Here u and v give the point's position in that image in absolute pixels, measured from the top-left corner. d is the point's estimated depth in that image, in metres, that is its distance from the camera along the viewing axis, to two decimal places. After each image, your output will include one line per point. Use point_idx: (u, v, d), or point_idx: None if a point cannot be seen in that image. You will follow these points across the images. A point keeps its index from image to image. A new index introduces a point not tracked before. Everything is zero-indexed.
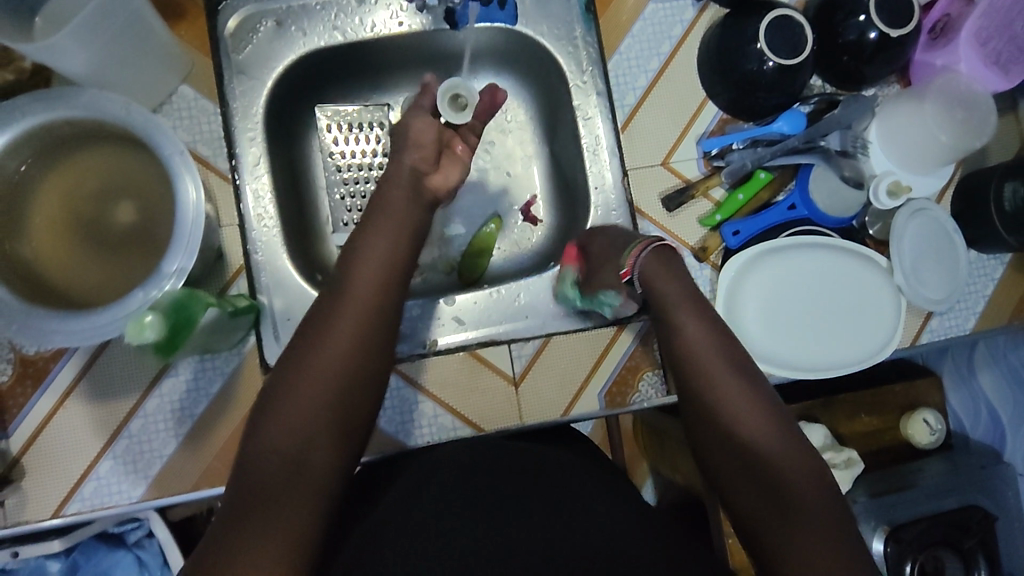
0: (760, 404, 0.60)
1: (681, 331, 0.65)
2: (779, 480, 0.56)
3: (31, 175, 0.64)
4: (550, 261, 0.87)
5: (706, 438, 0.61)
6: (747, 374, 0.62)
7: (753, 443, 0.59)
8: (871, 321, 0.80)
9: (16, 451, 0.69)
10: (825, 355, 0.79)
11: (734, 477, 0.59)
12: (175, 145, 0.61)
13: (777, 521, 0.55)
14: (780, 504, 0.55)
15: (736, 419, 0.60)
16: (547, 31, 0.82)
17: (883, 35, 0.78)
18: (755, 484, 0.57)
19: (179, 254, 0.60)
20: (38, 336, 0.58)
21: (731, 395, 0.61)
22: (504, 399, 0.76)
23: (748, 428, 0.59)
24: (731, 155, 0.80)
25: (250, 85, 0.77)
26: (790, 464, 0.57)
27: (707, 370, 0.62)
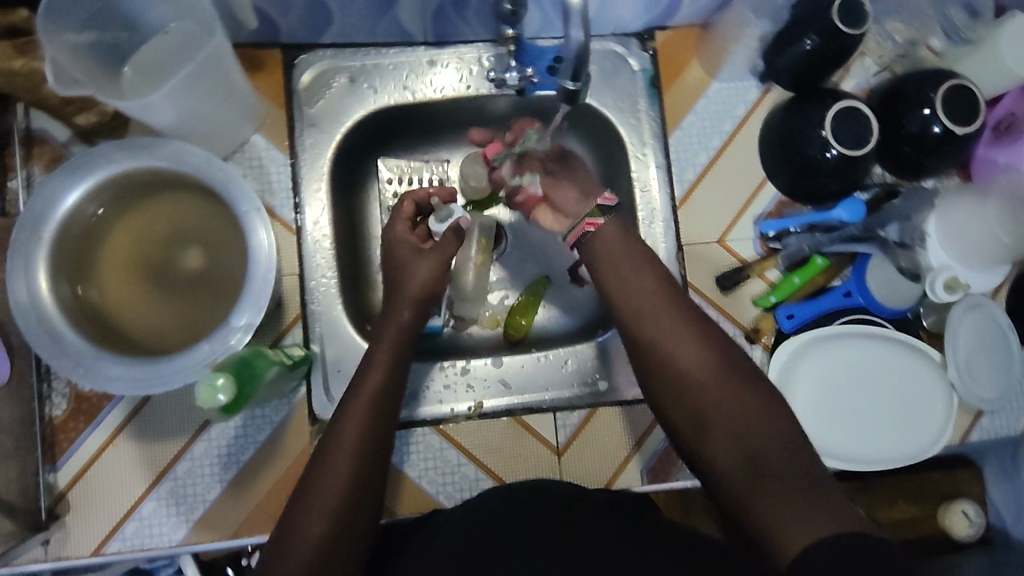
0: (722, 373, 0.62)
1: (636, 292, 0.68)
2: (755, 447, 0.57)
3: (108, 219, 0.65)
4: (599, 327, 0.88)
5: (679, 414, 0.62)
6: (711, 344, 0.64)
7: (721, 412, 0.60)
8: (911, 405, 0.79)
9: (64, 485, 0.70)
10: (865, 446, 0.78)
11: (712, 444, 0.59)
12: (250, 201, 0.63)
13: (749, 474, 0.56)
14: (759, 470, 0.55)
15: (705, 390, 0.61)
16: (610, 104, 0.83)
17: (949, 131, 0.78)
18: (722, 438, 0.58)
19: (246, 309, 0.61)
20: (102, 382, 0.59)
21: (691, 367, 0.62)
22: (547, 466, 0.76)
23: (715, 396, 0.60)
24: (788, 239, 0.80)
25: (320, 137, 0.79)
26: (763, 429, 0.58)
27: (648, 320, 0.65)
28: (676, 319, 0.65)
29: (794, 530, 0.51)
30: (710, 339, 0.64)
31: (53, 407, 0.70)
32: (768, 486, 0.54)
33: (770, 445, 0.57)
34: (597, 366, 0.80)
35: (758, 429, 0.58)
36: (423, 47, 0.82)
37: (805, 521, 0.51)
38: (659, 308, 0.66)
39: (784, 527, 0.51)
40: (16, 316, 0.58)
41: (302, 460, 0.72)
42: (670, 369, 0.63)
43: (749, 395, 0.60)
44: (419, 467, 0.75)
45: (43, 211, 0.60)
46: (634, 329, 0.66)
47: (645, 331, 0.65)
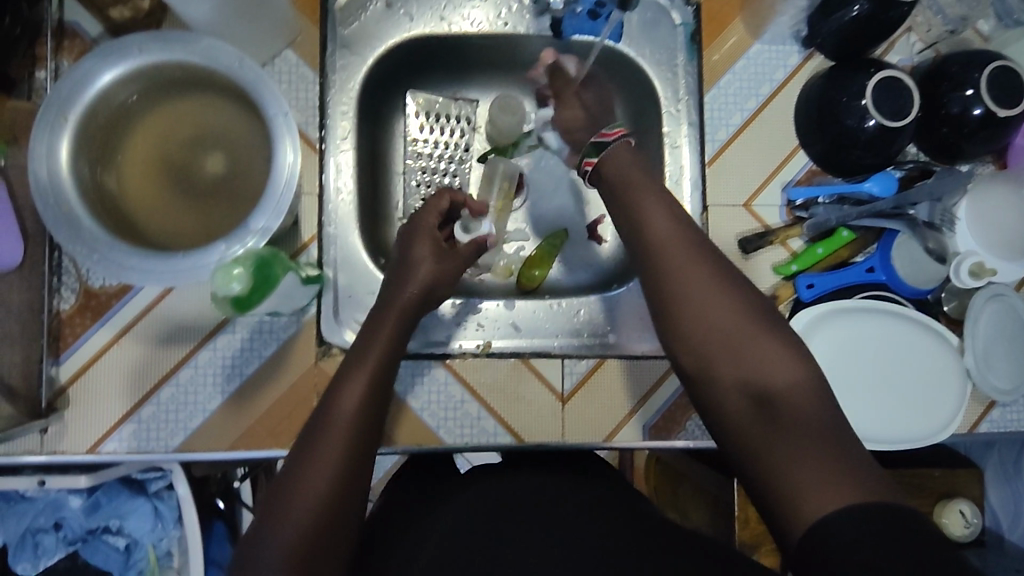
0: (742, 316, 0.59)
1: (661, 226, 0.64)
2: (774, 395, 0.56)
3: (136, 111, 0.64)
4: (613, 283, 0.87)
5: (692, 352, 0.60)
6: (733, 285, 0.61)
7: (740, 353, 0.58)
8: (928, 385, 0.78)
9: (65, 379, 0.69)
10: (879, 422, 0.77)
11: (720, 394, 0.58)
12: (280, 106, 0.61)
13: (763, 429, 0.55)
14: (775, 419, 0.55)
15: (724, 331, 0.59)
16: (648, 55, 0.82)
17: (990, 113, 0.76)
18: (739, 386, 0.57)
19: (266, 213, 0.60)
20: (115, 270, 0.58)
21: (712, 306, 0.60)
22: (550, 412, 0.76)
23: (734, 338, 0.58)
24: (815, 208, 0.79)
25: (352, 60, 0.78)
26: (783, 372, 0.57)
27: (673, 253, 0.62)
28: (701, 255, 0.62)
29: (812, 489, 0.51)
30: (729, 275, 0.62)
31: (61, 300, 0.70)
32: (783, 438, 0.54)
33: (789, 391, 0.56)
34: (608, 318, 0.80)
35: (777, 374, 0.56)
36: None
37: (826, 478, 0.51)
38: (684, 242, 0.63)
39: (802, 484, 0.51)
40: (36, 194, 0.57)
41: (305, 381, 0.72)
42: (687, 308, 0.60)
43: (770, 337, 0.58)
44: (422, 399, 0.74)
45: (71, 91, 0.59)
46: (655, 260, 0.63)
47: (667, 264, 0.62)
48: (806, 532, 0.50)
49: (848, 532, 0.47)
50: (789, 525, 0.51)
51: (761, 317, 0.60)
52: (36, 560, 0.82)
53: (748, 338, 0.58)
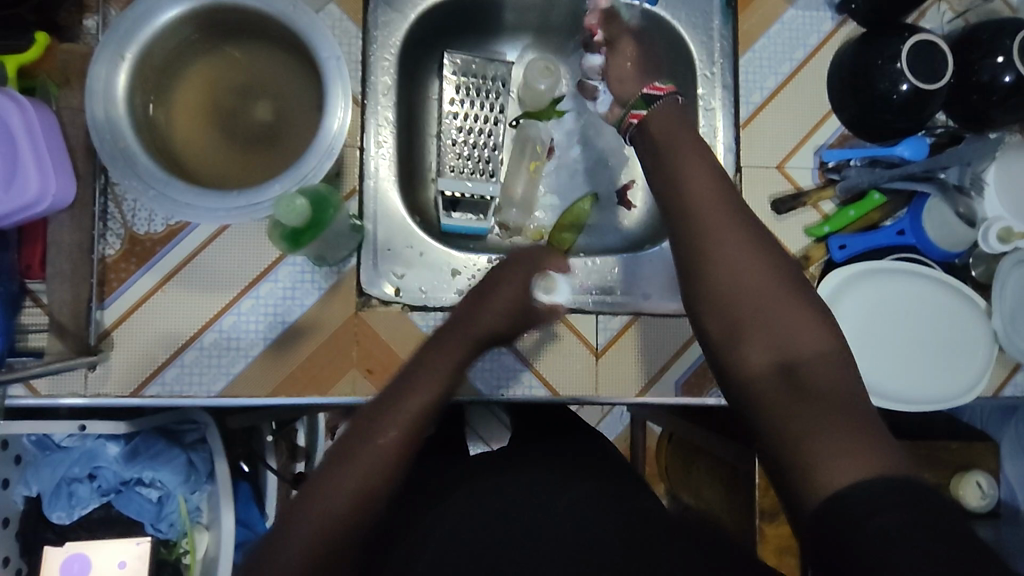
0: (776, 279, 0.57)
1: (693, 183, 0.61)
2: (799, 362, 0.53)
3: (189, 54, 0.65)
4: (646, 243, 0.87)
5: (722, 315, 0.57)
6: (768, 253, 0.58)
7: (770, 319, 0.55)
8: (948, 347, 0.79)
9: (110, 324, 0.70)
10: (897, 378, 0.78)
11: (745, 354, 0.55)
12: (333, 49, 0.62)
13: (784, 394, 0.52)
14: (800, 385, 0.52)
15: (755, 297, 0.56)
16: (684, 18, 0.83)
17: (1020, 78, 0.76)
18: (766, 348, 0.54)
19: (316, 154, 0.61)
20: (172, 206, 0.59)
21: (746, 270, 0.57)
22: (584, 367, 0.77)
23: (765, 304, 0.56)
24: (847, 171, 0.80)
25: (393, 16, 0.79)
26: (809, 341, 0.54)
27: (704, 211, 0.60)
28: (734, 220, 0.59)
29: (831, 457, 0.47)
30: (765, 244, 0.59)
31: (107, 246, 0.70)
32: (805, 405, 0.51)
33: (815, 360, 0.53)
34: (625, 279, 0.80)
35: (807, 343, 0.54)
36: None
37: (846, 447, 0.48)
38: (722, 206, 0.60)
39: (820, 450, 0.48)
40: (93, 130, 0.58)
41: (345, 330, 0.73)
42: (719, 270, 0.58)
43: (802, 308, 0.56)
44: None
45: (129, 30, 0.60)
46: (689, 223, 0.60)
47: (702, 227, 0.59)
48: (823, 498, 0.46)
49: (870, 498, 0.43)
50: (805, 491, 0.48)
51: (795, 289, 0.57)
52: (71, 510, 0.83)
53: (780, 303, 0.56)
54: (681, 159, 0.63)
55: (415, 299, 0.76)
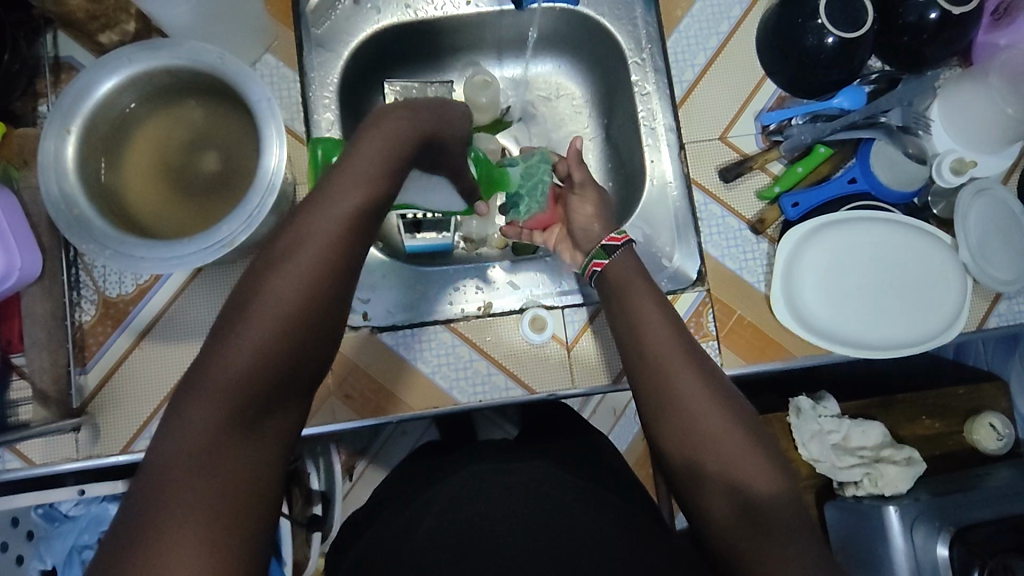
0: (729, 421, 0.59)
1: (642, 321, 0.65)
2: (753, 500, 0.55)
3: (132, 119, 0.69)
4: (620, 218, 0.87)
5: (678, 460, 0.60)
6: (721, 394, 0.60)
7: (726, 459, 0.57)
8: (932, 298, 0.78)
9: (93, 387, 0.72)
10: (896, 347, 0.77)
11: (706, 494, 0.57)
12: (264, 93, 0.66)
13: (745, 535, 0.54)
14: (757, 521, 0.54)
15: (711, 437, 0.58)
16: (607, 12, 0.85)
17: (944, 14, 0.77)
18: (725, 490, 0.56)
19: (259, 191, 0.64)
20: (128, 262, 0.62)
21: (704, 415, 0.59)
22: (558, 361, 0.77)
23: (720, 447, 0.58)
24: (789, 130, 0.81)
25: (327, 57, 0.82)
26: (762, 479, 0.56)
27: (660, 361, 0.62)
28: (688, 363, 0.61)
29: None
30: (713, 379, 0.62)
31: (82, 313, 0.73)
32: (765, 536, 0.53)
33: (769, 500, 0.55)
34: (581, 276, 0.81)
35: (756, 478, 0.56)
36: None
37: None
38: (676, 350, 0.62)
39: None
40: (49, 204, 0.62)
41: None
42: (683, 413, 0.60)
43: (753, 447, 0.58)
44: (431, 361, 0.76)
45: (72, 106, 0.64)
46: (642, 368, 0.63)
47: (654, 369, 0.62)
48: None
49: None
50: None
51: (746, 430, 0.59)
52: None
53: (738, 446, 0.58)
54: (630, 308, 0.66)
55: (383, 321, 0.78)
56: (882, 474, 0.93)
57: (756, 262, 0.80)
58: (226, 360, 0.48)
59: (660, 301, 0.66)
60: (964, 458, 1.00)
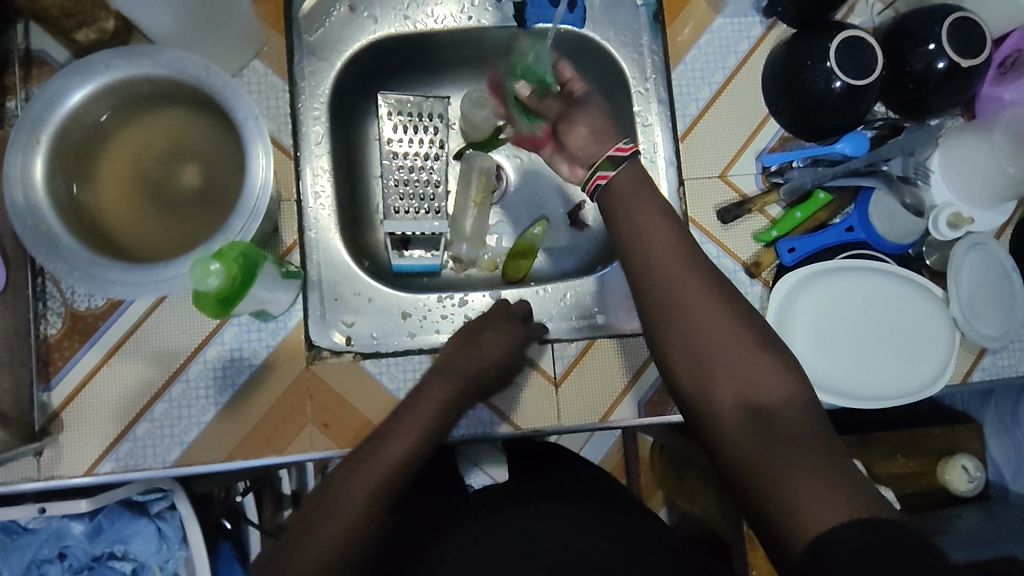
0: (739, 329, 0.58)
1: (642, 230, 0.63)
2: (769, 413, 0.53)
3: (106, 128, 0.65)
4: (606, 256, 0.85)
5: (687, 382, 0.58)
6: (743, 318, 0.59)
7: (739, 368, 0.56)
8: (920, 328, 0.78)
9: (57, 405, 0.69)
10: (881, 381, 0.77)
11: (722, 414, 0.55)
12: (250, 110, 0.62)
13: (762, 444, 0.52)
14: (770, 434, 0.53)
15: (722, 350, 0.57)
16: (613, 37, 0.83)
17: (953, 64, 0.77)
18: (741, 406, 0.55)
19: (244, 213, 0.61)
20: (98, 284, 0.58)
21: (714, 326, 0.58)
22: (544, 397, 0.76)
23: (733, 363, 0.56)
24: (791, 173, 0.80)
25: (320, 66, 0.78)
26: (775, 390, 0.55)
27: (666, 273, 0.60)
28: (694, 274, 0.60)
29: (810, 499, 0.48)
30: (731, 304, 0.59)
31: (48, 325, 0.70)
32: (783, 445, 0.51)
33: (782, 408, 0.54)
34: (596, 300, 0.80)
35: (774, 398, 0.54)
36: None
37: (823, 482, 0.49)
38: (689, 279, 0.60)
39: (796, 499, 0.49)
40: (13, 217, 0.58)
41: (294, 388, 0.72)
42: (689, 325, 0.58)
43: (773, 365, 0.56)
44: (413, 393, 0.74)
45: (42, 112, 0.60)
46: (650, 294, 0.61)
47: (662, 296, 0.60)
48: (810, 537, 0.46)
49: (847, 537, 0.44)
50: (790, 540, 0.48)
51: (761, 342, 0.57)
52: None
53: (748, 356, 0.56)
54: (639, 232, 0.63)
55: (367, 345, 0.76)
56: None
57: (749, 305, 0.79)
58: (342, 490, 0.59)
59: (670, 220, 0.63)
60: (934, 497, 1.02)
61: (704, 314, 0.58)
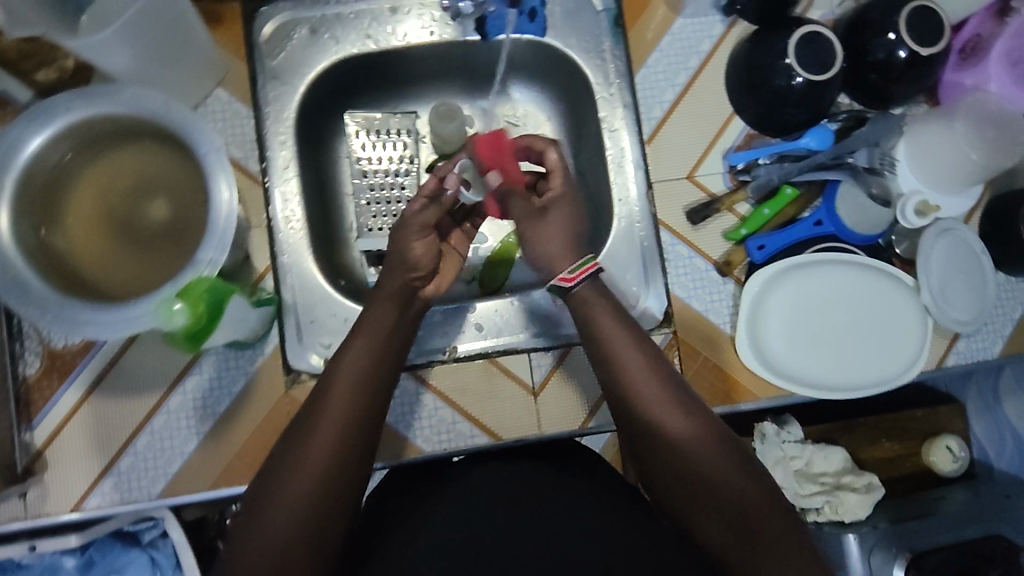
0: (703, 433, 0.62)
1: (602, 336, 0.66)
2: (742, 517, 0.59)
3: (69, 169, 0.65)
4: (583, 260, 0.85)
5: (665, 481, 0.63)
6: (706, 420, 0.63)
7: (709, 474, 0.60)
8: (892, 335, 0.79)
9: (40, 443, 0.70)
10: (861, 376, 0.78)
11: (699, 516, 0.61)
12: (212, 144, 0.63)
13: (740, 549, 0.58)
14: (745, 534, 0.58)
15: (691, 457, 0.61)
16: (575, 44, 0.83)
17: (913, 53, 0.78)
18: (714, 512, 0.60)
19: (211, 245, 0.62)
20: (70, 326, 0.59)
21: (680, 433, 0.62)
22: (524, 407, 0.76)
23: (701, 467, 0.61)
24: (757, 170, 0.80)
25: (283, 90, 0.78)
26: (746, 492, 0.60)
27: (631, 387, 0.64)
28: (654, 381, 0.64)
29: None
30: (698, 408, 0.64)
31: (27, 365, 0.70)
32: (759, 551, 0.57)
33: (754, 511, 0.59)
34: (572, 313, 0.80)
35: (747, 501, 0.59)
36: None
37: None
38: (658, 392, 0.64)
39: None
40: None
41: (275, 412, 0.72)
42: (659, 435, 0.62)
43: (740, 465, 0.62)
44: (396, 411, 0.75)
45: (3, 158, 0.60)
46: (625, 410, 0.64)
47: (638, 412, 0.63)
48: None
49: None
50: None
51: (725, 443, 0.62)
52: None
53: (717, 458, 0.61)
54: (607, 347, 0.66)
55: None
56: (843, 501, 0.94)
57: (723, 303, 0.80)
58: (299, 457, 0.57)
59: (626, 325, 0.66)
60: (922, 480, 1.03)
61: (666, 423, 0.62)
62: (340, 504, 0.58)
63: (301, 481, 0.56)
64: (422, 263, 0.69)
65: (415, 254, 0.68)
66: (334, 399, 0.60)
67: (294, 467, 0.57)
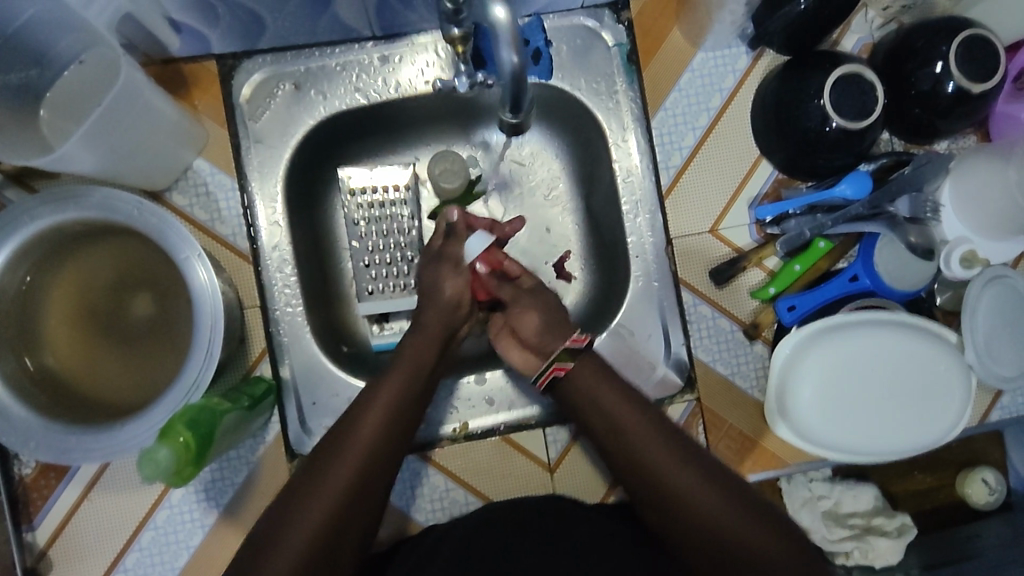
0: (704, 476, 0.59)
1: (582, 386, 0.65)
2: (753, 556, 0.55)
3: (38, 284, 0.60)
4: (606, 317, 0.78)
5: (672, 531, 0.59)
6: (701, 458, 0.60)
7: (714, 518, 0.57)
8: (932, 388, 0.75)
9: (44, 543, 0.68)
10: (904, 438, 0.74)
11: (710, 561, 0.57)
12: (191, 247, 0.58)
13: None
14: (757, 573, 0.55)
15: (695, 499, 0.58)
16: (583, 85, 0.75)
17: (962, 89, 0.69)
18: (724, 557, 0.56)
19: (198, 362, 0.58)
20: (59, 453, 0.56)
21: (679, 478, 0.59)
22: (539, 484, 0.74)
23: (704, 510, 0.57)
24: (788, 223, 0.73)
25: (268, 155, 0.72)
26: (753, 530, 0.56)
27: (625, 435, 0.62)
28: (645, 425, 0.62)
29: None
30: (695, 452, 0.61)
31: (23, 465, 0.68)
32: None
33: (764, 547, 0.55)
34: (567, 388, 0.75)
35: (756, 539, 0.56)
36: (371, 43, 0.73)
37: None
38: (665, 455, 0.61)
39: None
40: None
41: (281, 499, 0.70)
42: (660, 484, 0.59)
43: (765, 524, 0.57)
44: (406, 495, 0.73)
45: None
46: (636, 473, 0.62)
47: (646, 475, 0.60)
48: None
49: None
50: None
51: (725, 483, 0.59)
52: None
53: (717, 499, 0.58)
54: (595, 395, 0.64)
55: None
56: (873, 547, 0.85)
57: (748, 367, 0.75)
58: (327, 480, 0.58)
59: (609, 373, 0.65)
60: None
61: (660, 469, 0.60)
62: (348, 541, 0.58)
63: (324, 502, 0.57)
64: (457, 299, 0.70)
65: (443, 289, 0.70)
66: (367, 422, 0.61)
67: (314, 495, 0.57)
